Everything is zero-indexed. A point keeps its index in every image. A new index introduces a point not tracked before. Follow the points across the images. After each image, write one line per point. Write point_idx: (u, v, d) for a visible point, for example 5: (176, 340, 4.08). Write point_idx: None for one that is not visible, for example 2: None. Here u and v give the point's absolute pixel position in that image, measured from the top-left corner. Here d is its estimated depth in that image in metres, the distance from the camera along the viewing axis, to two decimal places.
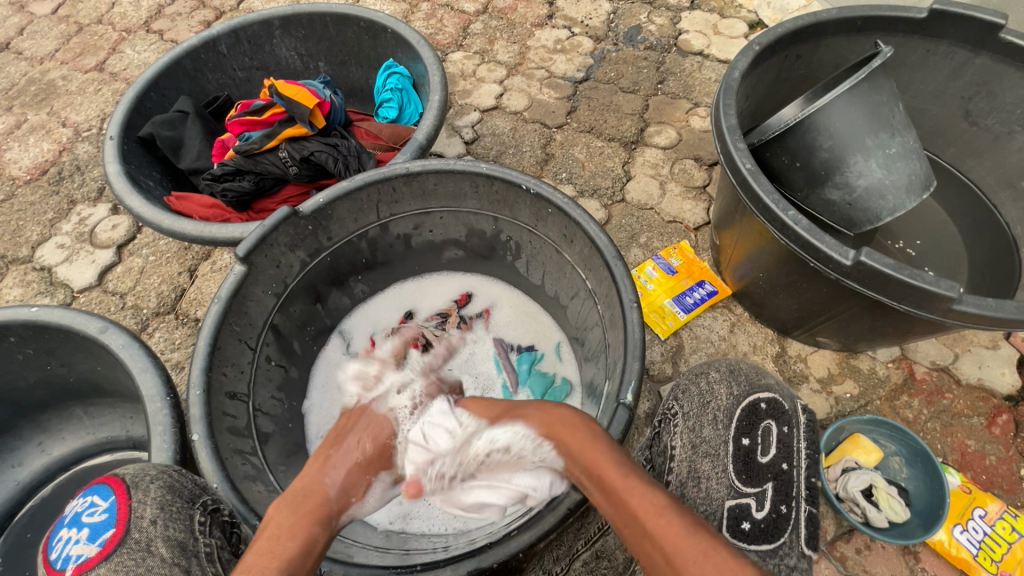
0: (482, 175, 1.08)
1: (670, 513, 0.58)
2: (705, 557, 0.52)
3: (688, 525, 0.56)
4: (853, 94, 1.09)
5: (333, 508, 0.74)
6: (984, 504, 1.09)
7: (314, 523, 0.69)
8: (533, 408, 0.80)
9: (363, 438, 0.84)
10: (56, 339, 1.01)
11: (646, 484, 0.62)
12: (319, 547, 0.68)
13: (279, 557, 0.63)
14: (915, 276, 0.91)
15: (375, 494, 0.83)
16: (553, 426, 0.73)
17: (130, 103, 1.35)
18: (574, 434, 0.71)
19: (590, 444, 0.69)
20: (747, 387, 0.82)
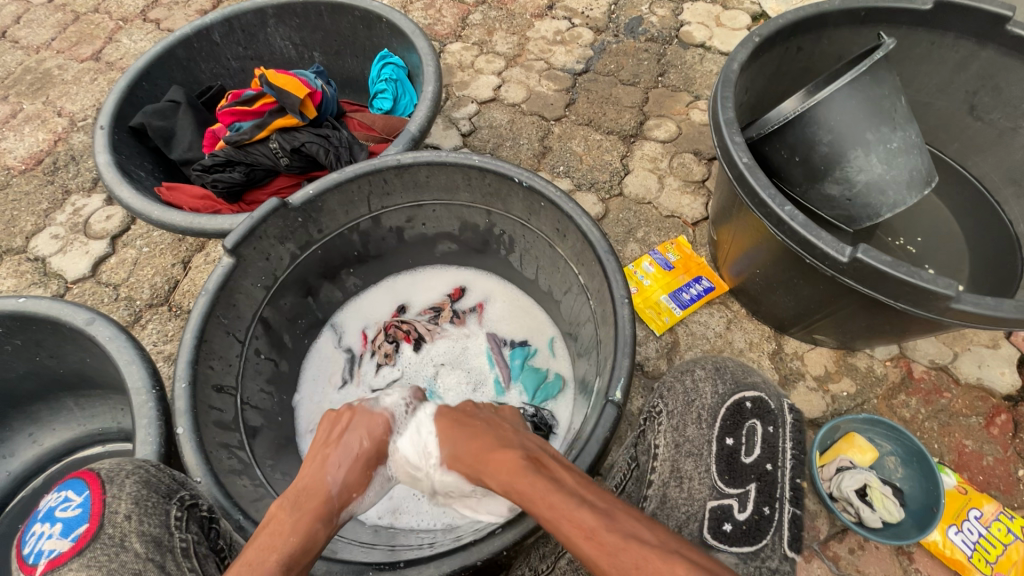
0: (475, 167, 1.06)
1: (601, 531, 0.54)
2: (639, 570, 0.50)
3: (620, 540, 0.53)
4: (854, 87, 1.07)
5: (335, 503, 0.72)
6: (980, 505, 1.08)
7: (316, 519, 0.68)
8: (470, 432, 0.75)
9: (362, 434, 0.78)
10: (43, 331, 1.00)
11: (572, 500, 0.57)
12: (321, 542, 0.68)
13: (280, 553, 0.63)
14: (912, 274, 0.90)
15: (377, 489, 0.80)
16: (484, 454, 0.69)
17: (121, 92, 1.34)
18: (501, 459, 0.66)
19: (511, 468, 0.64)
20: (733, 385, 0.82)
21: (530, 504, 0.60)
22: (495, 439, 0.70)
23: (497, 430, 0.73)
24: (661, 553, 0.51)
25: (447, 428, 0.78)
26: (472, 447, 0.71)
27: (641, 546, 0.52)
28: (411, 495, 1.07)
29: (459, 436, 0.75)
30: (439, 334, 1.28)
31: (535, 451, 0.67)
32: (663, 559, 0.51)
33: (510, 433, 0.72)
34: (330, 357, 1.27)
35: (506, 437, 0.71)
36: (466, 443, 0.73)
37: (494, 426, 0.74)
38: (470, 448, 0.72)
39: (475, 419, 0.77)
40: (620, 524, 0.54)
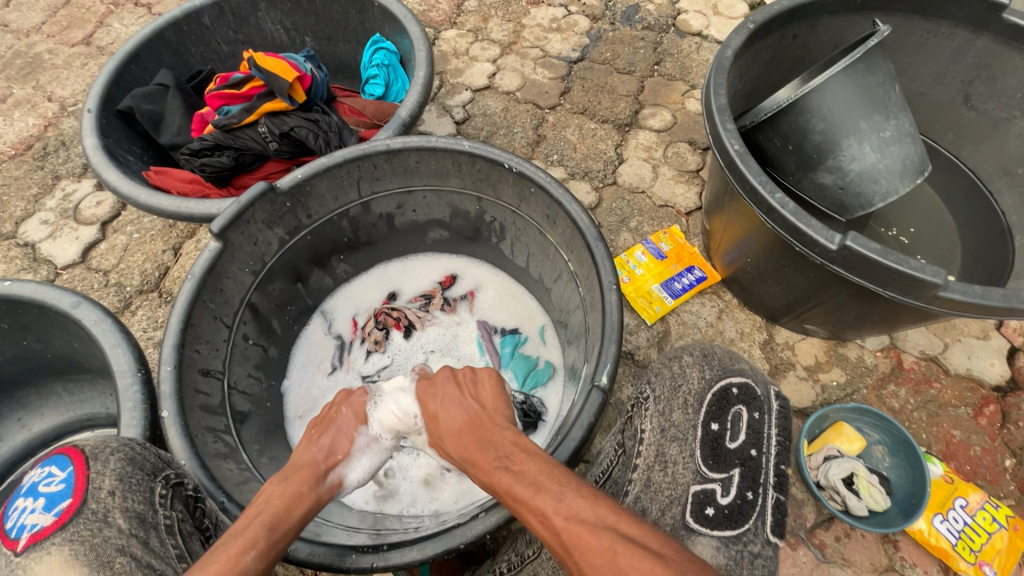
0: (465, 153, 1.06)
1: (548, 514, 0.55)
2: (575, 548, 0.53)
3: (562, 519, 0.54)
4: (848, 74, 1.06)
5: (321, 466, 0.75)
6: (966, 494, 1.08)
7: (303, 484, 0.70)
8: (449, 418, 0.74)
9: (341, 406, 0.88)
10: (30, 314, 0.99)
11: (526, 485, 0.59)
12: (311, 504, 0.69)
13: (266, 514, 0.64)
14: (900, 261, 0.89)
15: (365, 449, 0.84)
16: (466, 446, 0.68)
17: (109, 74, 1.32)
18: (481, 451, 0.66)
19: (482, 462, 0.65)
20: (720, 370, 0.81)
21: (498, 492, 0.62)
22: (472, 429, 0.70)
23: (474, 416, 0.72)
24: (596, 530, 0.53)
25: (430, 416, 0.77)
26: (452, 438, 0.71)
27: (579, 525, 0.53)
28: (399, 482, 1.07)
29: (439, 425, 0.75)
30: (430, 322, 1.28)
31: (504, 437, 0.66)
32: (595, 533, 0.53)
33: (487, 419, 0.71)
34: (320, 343, 1.27)
35: (482, 424, 0.70)
36: (446, 432, 0.73)
37: (473, 413, 0.72)
38: (449, 437, 0.72)
39: (450, 403, 0.75)
40: (565, 505, 0.55)
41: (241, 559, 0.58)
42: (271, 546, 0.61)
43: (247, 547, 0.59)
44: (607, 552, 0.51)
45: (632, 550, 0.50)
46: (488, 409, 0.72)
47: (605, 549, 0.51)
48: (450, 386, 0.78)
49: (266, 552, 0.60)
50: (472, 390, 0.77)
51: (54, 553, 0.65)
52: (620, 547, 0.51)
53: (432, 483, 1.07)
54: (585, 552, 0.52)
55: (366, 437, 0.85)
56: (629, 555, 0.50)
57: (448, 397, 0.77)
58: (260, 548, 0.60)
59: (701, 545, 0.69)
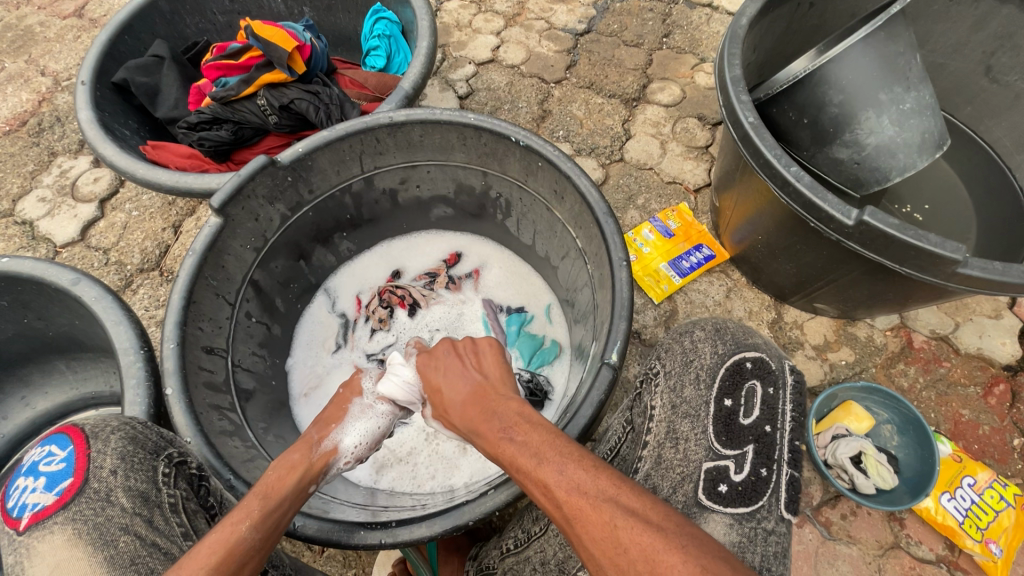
0: (471, 126, 1.02)
1: (550, 486, 0.54)
2: (576, 521, 0.52)
3: (564, 492, 0.53)
4: (868, 43, 1.01)
5: (314, 438, 0.75)
6: (974, 473, 1.08)
7: (296, 455, 0.71)
8: (453, 390, 0.71)
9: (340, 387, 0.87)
10: (30, 291, 0.98)
11: (530, 458, 0.57)
12: (304, 473, 0.69)
13: (259, 488, 0.65)
14: (918, 237, 0.87)
15: (359, 420, 0.82)
16: (470, 414, 0.67)
17: (102, 46, 1.28)
18: (485, 422, 0.64)
19: (488, 433, 0.63)
20: (733, 345, 0.80)
21: (503, 463, 0.61)
22: (476, 399, 0.68)
23: (481, 388, 0.69)
24: (595, 501, 0.52)
25: (434, 392, 0.75)
26: (459, 410, 0.69)
27: (581, 498, 0.52)
28: (404, 459, 1.07)
29: (443, 394, 0.72)
30: (435, 300, 1.26)
31: (508, 407, 0.64)
32: (595, 506, 0.51)
33: (494, 390, 0.69)
34: (324, 321, 1.25)
35: (487, 395, 0.68)
36: (450, 404, 0.71)
37: (478, 384, 0.70)
38: (454, 409, 0.69)
39: (456, 375, 0.73)
40: (569, 477, 0.54)
41: (236, 530, 0.58)
42: (266, 515, 0.61)
43: (242, 518, 0.59)
44: (608, 526, 0.50)
45: (632, 524, 0.49)
46: (492, 380, 0.70)
47: (605, 523, 0.50)
48: (452, 358, 0.76)
49: (262, 521, 0.60)
50: (474, 362, 0.75)
51: (57, 532, 0.65)
52: (619, 521, 0.50)
53: (440, 460, 1.07)
54: (586, 525, 0.51)
55: (359, 404, 0.83)
56: (629, 529, 0.49)
57: (453, 369, 0.74)
58: (254, 518, 0.60)
59: (713, 522, 0.67)
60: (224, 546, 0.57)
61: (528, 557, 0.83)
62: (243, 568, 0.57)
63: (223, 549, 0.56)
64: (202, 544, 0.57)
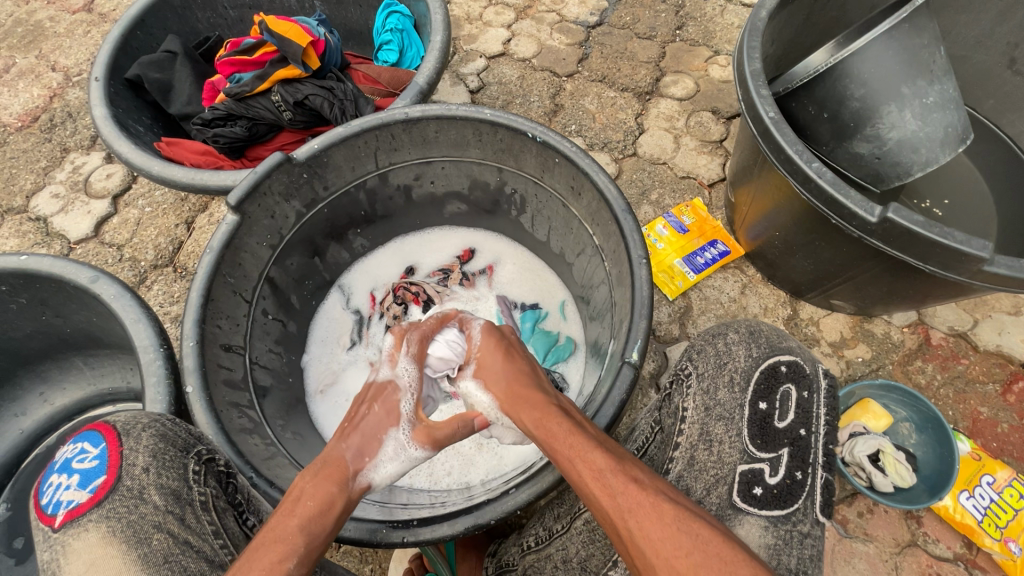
0: (487, 122, 1.01)
1: (608, 474, 0.56)
2: (632, 513, 0.53)
3: (622, 483, 0.56)
4: (892, 36, 1.00)
5: (350, 466, 0.68)
6: (993, 471, 1.06)
7: (333, 484, 0.65)
8: (508, 368, 0.75)
9: (367, 402, 0.77)
10: (49, 289, 0.98)
11: (587, 441, 0.60)
12: (343, 506, 0.64)
13: (302, 518, 0.60)
14: (944, 234, 0.86)
15: (393, 456, 0.73)
16: (518, 394, 0.69)
17: (115, 42, 1.28)
18: (533, 405, 0.66)
19: (541, 409, 0.65)
20: (767, 348, 0.78)
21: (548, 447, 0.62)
22: (527, 384, 0.70)
23: (532, 374, 0.73)
24: (656, 501, 0.54)
25: (484, 359, 0.78)
26: (506, 387, 0.72)
27: (643, 494, 0.55)
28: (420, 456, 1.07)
29: (489, 371, 0.76)
30: (449, 297, 1.26)
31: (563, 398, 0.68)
32: (654, 505, 0.54)
33: (541, 379, 0.73)
34: (338, 318, 1.25)
35: (535, 383, 0.71)
36: (494, 386, 0.73)
37: (532, 370, 0.74)
38: (500, 387, 0.72)
39: (508, 359, 0.76)
40: (627, 471, 0.57)
41: (283, 568, 0.56)
42: (312, 550, 0.58)
43: (287, 555, 0.57)
44: (668, 528, 0.52)
45: (696, 530, 0.52)
46: (537, 372, 0.74)
47: (665, 524, 0.52)
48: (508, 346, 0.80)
49: (307, 557, 0.58)
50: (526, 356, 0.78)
51: (91, 530, 0.66)
52: (681, 525, 0.52)
53: (455, 458, 1.06)
54: (643, 520, 0.53)
55: (394, 440, 0.73)
56: (692, 534, 0.52)
57: (509, 353, 0.78)
58: (299, 553, 0.57)
59: (748, 526, 0.68)
60: None
61: (549, 555, 0.83)
62: None
63: None
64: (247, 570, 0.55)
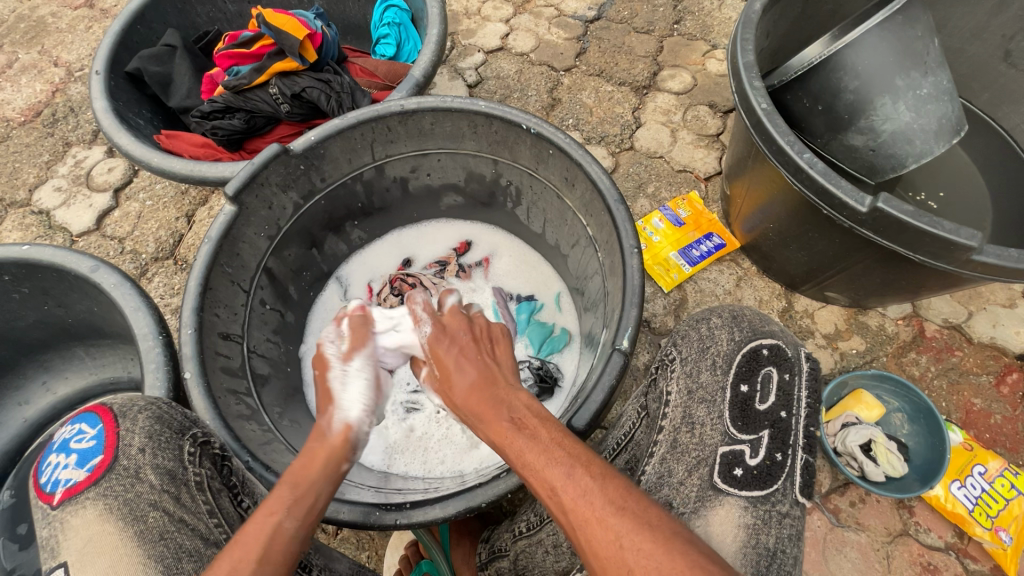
0: (481, 114, 1.02)
1: (559, 492, 0.55)
2: (581, 532, 0.53)
3: (572, 500, 0.54)
4: (885, 29, 1.00)
5: (320, 424, 0.71)
6: (985, 461, 1.08)
7: (313, 441, 0.69)
8: (462, 369, 0.70)
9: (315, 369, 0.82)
10: (50, 278, 0.99)
11: (540, 457, 0.58)
12: (328, 454, 0.67)
13: (286, 476, 0.64)
14: (933, 224, 0.86)
15: (344, 386, 0.77)
16: (475, 400, 0.66)
17: (115, 36, 1.29)
18: (493, 414, 0.64)
19: (495, 422, 0.63)
20: (750, 332, 0.80)
21: (508, 457, 0.61)
22: (486, 388, 0.67)
23: (489, 377, 0.68)
24: (603, 515, 0.53)
25: (441, 360, 0.73)
26: (463, 395, 0.68)
27: (594, 510, 0.53)
28: (418, 445, 1.08)
29: (446, 375, 0.71)
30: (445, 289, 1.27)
31: (519, 399, 0.65)
32: (603, 522, 0.52)
33: (502, 380, 0.68)
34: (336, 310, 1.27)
35: (492, 385, 0.67)
36: (453, 389, 0.70)
37: (490, 370, 0.69)
38: (458, 388, 0.69)
39: (467, 357, 0.72)
40: (578, 483, 0.55)
41: (274, 520, 0.58)
42: (302, 500, 0.61)
43: (276, 509, 0.59)
44: (613, 542, 0.51)
45: (638, 544, 0.50)
46: (500, 370, 0.70)
47: (611, 539, 0.51)
48: (467, 338, 0.75)
49: (297, 509, 0.60)
50: (489, 350, 0.73)
51: (88, 507, 0.68)
52: (625, 541, 0.51)
53: (452, 446, 1.08)
54: (595, 539, 0.52)
55: (335, 376, 0.78)
56: (635, 549, 0.50)
57: (465, 349, 0.73)
58: (288, 505, 0.60)
59: (728, 506, 0.69)
60: (264, 536, 0.57)
61: (540, 540, 0.84)
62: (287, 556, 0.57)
63: (263, 536, 0.57)
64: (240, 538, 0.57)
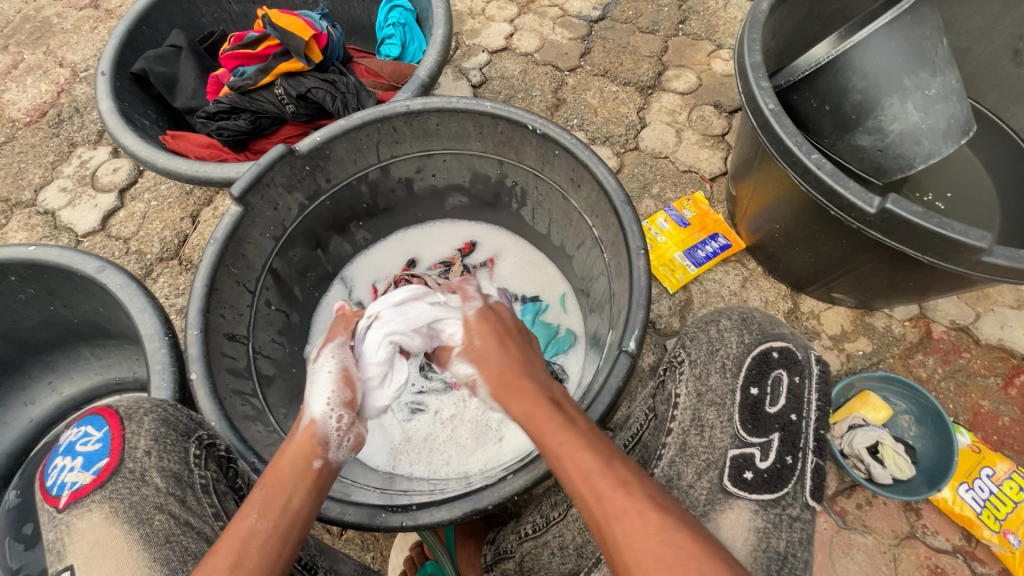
0: (487, 114, 1.02)
1: (598, 478, 0.55)
2: (617, 520, 0.53)
3: (611, 488, 0.55)
4: (893, 29, 1.00)
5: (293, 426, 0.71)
6: (993, 464, 1.07)
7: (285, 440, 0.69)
8: (499, 354, 0.71)
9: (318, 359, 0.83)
10: (56, 279, 0.99)
11: (580, 441, 0.58)
12: (298, 450, 0.67)
13: (260, 479, 0.64)
14: (942, 225, 0.86)
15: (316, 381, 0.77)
16: (511, 382, 0.67)
17: (121, 37, 1.29)
18: (529, 397, 0.64)
19: (532, 400, 0.64)
20: (760, 335, 0.80)
21: (541, 440, 0.61)
22: (522, 372, 0.68)
23: (524, 364, 0.70)
24: (643, 508, 0.53)
25: (475, 345, 0.74)
26: (496, 377, 0.69)
27: (631, 498, 0.54)
28: (424, 446, 1.08)
29: (484, 354, 0.72)
30: None
31: (554, 387, 0.66)
32: (642, 512, 0.53)
33: (536, 367, 0.70)
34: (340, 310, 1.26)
35: (526, 371, 0.68)
36: (484, 373, 0.70)
37: (526, 360, 0.71)
38: (491, 372, 0.70)
39: (502, 345, 0.73)
40: (616, 473, 0.56)
41: (245, 524, 0.58)
42: (272, 500, 0.61)
43: (248, 514, 0.59)
44: (652, 534, 0.51)
45: (680, 542, 0.51)
46: (532, 360, 0.71)
47: (649, 531, 0.52)
48: (502, 328, 0.77)
49: (269, 510, 0.60)
50: (523, 343, 0.75)
51: (94, 510, 0.68)
52: (666, 536, 0.51)
53: (457, 446, 1.08)
54: (628, 528, 0.52)
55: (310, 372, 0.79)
56: (675, 546, 0.51)
57: (500, 337, 0.75)
58: (259, 509, 0.60)
59: (738, 510, 0.69)
60: (237, 543, 0.57)
61: (547, 542, 0.84)
62: (263, 558, 0.57)
63: (237, 543, 0.57)
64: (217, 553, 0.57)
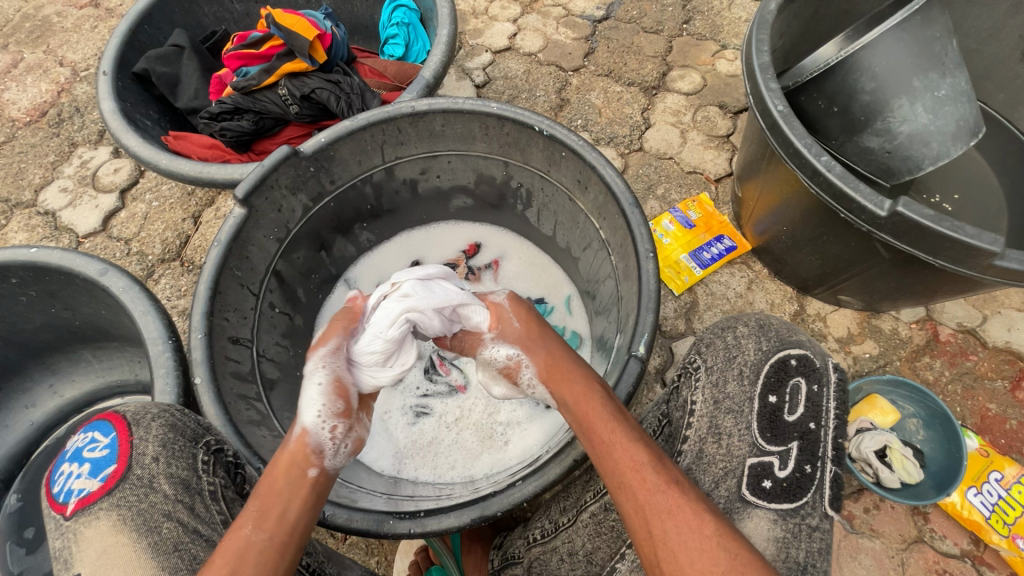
0: (493, 115, 1.01)
1: (648, 471, 0.60)
2: (670, 516, 0.57)
3: (662, 483, 0.59)
4: (903, 29, 0.99)
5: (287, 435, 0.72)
6: (1002, 468, 1.07)
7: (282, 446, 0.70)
8: (545, 345, 0.78)
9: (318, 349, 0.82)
10: (59, 282, 0.98)
11: (631, 436, 0.64)
12: (292, 458, 0.68)
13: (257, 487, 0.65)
14: (955, 228, 0.85)
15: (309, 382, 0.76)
16: (561, 373, 0.74)
17: (122, 36, 1.28)
18: (581, 388, 0.70)
19: (583, 386, 0.70)
20: (777, 342, 0.79)
21: (592, 430, 0.66)
22: (570, 367, 0.74)
23: (570, 359, 0.76)
24: (699, 512, 0.57)
25: (520, 337, 0.81)
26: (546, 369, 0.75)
27: (684, 499, 0.58)
28: (428, 449, 1.07)
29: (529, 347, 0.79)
30: None
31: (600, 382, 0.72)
32: (696, 514, 0.57)
33: (579, 362, 0.76)
34: None
35: (573, 365, 0.75)
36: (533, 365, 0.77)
37: (571, 355, 0.77)
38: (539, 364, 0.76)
39: (547, 339, 0.79)
40: (665, 471, 0.60)
41: (241, 534, 0.59)
42: (266, 510, 0.62)
43: (246, 522, 0.61)
44: (704, 533, 0.56)
45: (734, 549, 0.55)
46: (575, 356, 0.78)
47: (700, 529, 0.56)
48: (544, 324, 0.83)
49: (262, 520, 0.61)
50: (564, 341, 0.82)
51: (102, 518, 0.67)
52: (722, 539, 0.55)
53: (462, 450, 1.07)
54: (681, 525, 0.56)
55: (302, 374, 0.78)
56: (731, 552, 0.54)
57: (539, 328, 0.81)
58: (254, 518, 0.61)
59: (757, 519, 0.68)
60: (233, 551, 0.58)
61: (555, 548, 0.83)
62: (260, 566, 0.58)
63: (234, 552, 0.58)
64: (214, 562, 0.58)
